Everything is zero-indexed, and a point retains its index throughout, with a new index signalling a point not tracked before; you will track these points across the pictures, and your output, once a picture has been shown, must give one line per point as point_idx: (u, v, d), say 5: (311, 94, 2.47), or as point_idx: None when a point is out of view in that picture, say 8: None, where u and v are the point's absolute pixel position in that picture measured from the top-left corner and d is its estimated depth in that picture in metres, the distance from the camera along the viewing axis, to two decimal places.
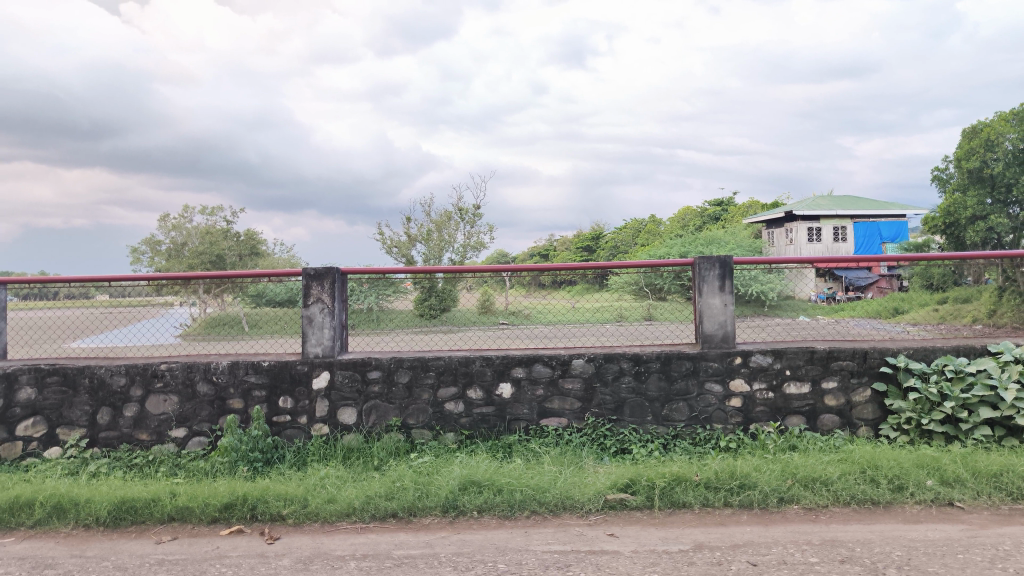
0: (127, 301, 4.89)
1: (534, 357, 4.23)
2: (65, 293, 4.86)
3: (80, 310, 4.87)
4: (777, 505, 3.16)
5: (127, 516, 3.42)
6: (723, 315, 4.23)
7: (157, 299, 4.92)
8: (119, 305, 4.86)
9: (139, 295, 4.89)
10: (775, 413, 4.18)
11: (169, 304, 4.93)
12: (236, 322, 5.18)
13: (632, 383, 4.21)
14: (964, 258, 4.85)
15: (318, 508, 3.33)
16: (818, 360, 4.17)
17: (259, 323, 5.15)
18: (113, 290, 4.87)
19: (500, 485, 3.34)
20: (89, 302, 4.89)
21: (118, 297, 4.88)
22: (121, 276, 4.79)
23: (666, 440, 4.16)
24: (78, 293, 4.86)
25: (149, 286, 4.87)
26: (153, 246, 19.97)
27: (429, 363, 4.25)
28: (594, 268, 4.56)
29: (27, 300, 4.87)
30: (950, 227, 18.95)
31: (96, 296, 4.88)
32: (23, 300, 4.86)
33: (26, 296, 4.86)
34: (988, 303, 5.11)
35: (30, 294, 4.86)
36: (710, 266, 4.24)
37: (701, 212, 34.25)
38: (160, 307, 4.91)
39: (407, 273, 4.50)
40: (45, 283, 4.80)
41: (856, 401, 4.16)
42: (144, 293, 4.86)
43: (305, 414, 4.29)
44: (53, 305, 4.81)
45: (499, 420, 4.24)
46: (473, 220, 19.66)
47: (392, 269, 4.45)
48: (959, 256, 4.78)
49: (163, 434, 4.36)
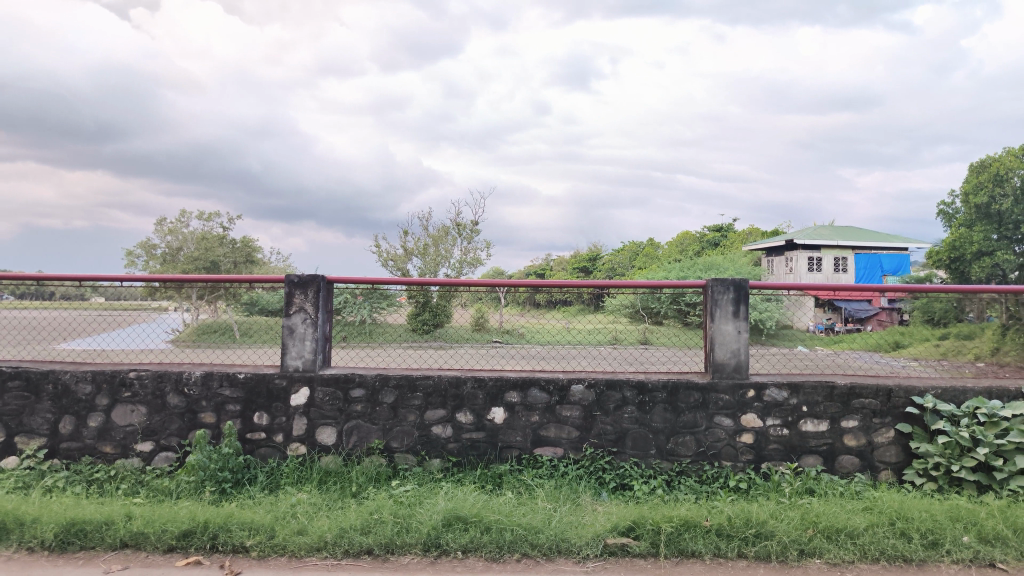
0: (121, 305, 4.57)
1: (531, 380, 3.91)
2: (59, 294, 4.56)
3: (72, 313, 4.54)
4: (797, 558, 2.83)
5: (75, 539, 3.01)
6: (736, 344, 3.91)
7: (151, 304, 4.69)
8: (112, 309, 4.55)
9: (136, 298, 4.59)
10: (789, 452, 3.86)
11: (162, 308, 4.89)
12: (226, 329, 5.42)
13: (635, 414, 3.89)
14: (972, 293, 4.52)
15: (286, 540, 2.95)
16: (837, 397, 3.87)
17: (249, 331, 5.20)
18: (107, 292, 4.51)
19: (488, 523, 3.00)
20: (84, 304, 4.55)
21: (113, 300, 4.54)
22: (115, 276, 4.46)
23: (670, 476, 3.83)
24: (73, 294, 4.52)
25: (143, 289, 4.56)
26: (149, 249, 19.69)
27: (417, 383, 3.93)
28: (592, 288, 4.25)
29: (23, 300, 4.63)
30: (954, 262, 18.78)
31: (91, 298, 4.53)
32: (20, 299, 4.62)
33: (22, 295, 4.62)
34: (991, 340, 4.89)
35: (26, 294, 4.61)
36: (723, 290, 3.94)
37: (699, 238, 34.12)
38: (152, 311, 4.77)
39: (403, 284, 4.19)
40: (40, 282, 4.51)
41: (878, 442, 3.86)
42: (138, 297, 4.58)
43: (281, 432, 3.95)
44: (49, 306, 4.56)
45: (490, 447, 3.91)
46: (471, 237, 19.41)
47: (386, 279, 4.14)
48: (964, 291, 4.47)
49: (129, 447, 4.01)
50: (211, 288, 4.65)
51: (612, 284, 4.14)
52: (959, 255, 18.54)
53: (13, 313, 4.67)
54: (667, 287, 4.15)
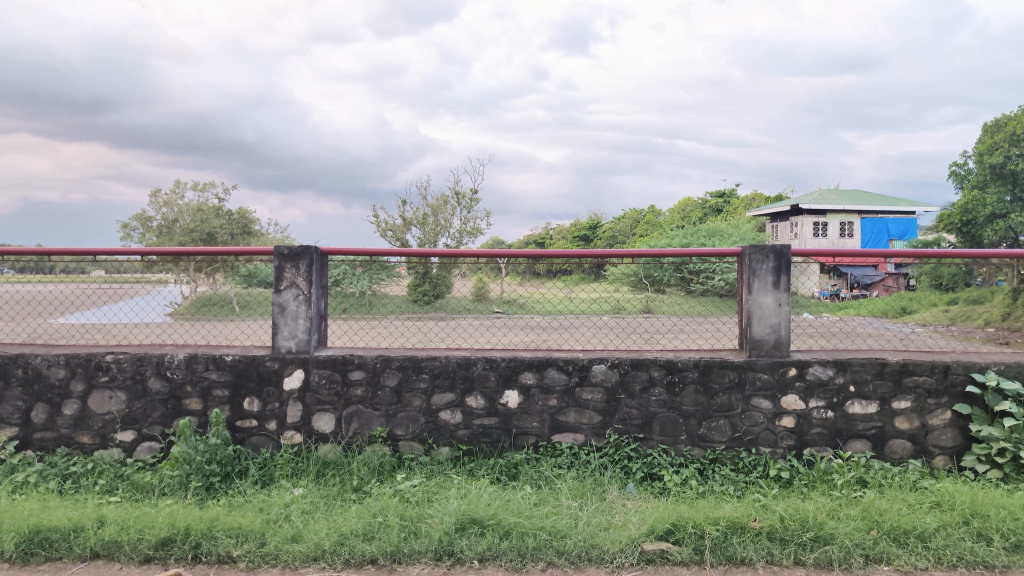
0: (121, 278, 4.25)
1: (548, 361, 3.52)
2: (59, 266, 4.22)
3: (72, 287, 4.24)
4: (863, 565, 2.47)
5: (39, 551, 2.62)
6: (775, 318, 3.52)
7: (150, 277, 4.33)
8: (112, 282, 4.22)
9: (132, 272, 4.24)
10: (834, 436, 3.50)
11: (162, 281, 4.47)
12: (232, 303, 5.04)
13: (664, 396, 3.51)
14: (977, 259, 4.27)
15: (278, 549, 2.58)
16: (889, 375, 3.49)
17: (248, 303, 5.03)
18: (107, 265, 4.18)
19: (507, 526, 2.65)
20: (85, 277, 4.23)
21: (113, 273, 4.22)
22: (114, 249, 4.09)
23: (703, 464, 3.47)
24: (73, 267, 4.21)
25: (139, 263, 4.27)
26: (144, 221, 19.21)
27: (423, 365, 3.55)
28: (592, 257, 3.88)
29: (24, 274, 4.28)
30: (966, 224, 18.35)
31: (91, 272, 4.21)
32: (19, 274, 4.28)
33: (22, 269, 4.27)
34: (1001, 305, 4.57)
35: (26, 267, 4.27)
36: (762, 259, 3.54)
37: (702, 203, 33.58)
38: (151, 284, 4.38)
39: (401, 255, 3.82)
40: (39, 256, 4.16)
41: (932, 425, 3.50)
42: (135, 271, 4.24)
43: (274, 420, 3.58)
44: (50, 280, 4.22)
45: (503, 434, 3.54)
46: (471, 205, 18.95)
47: (385, 250, 3.75)
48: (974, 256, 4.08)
49: (108, 437, 3.60)
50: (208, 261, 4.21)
51: (612, 253, 3.78)
52: (971, 218, 18.10)
53: (17, 287, 4.36)
54: (670, 256, 3.79)
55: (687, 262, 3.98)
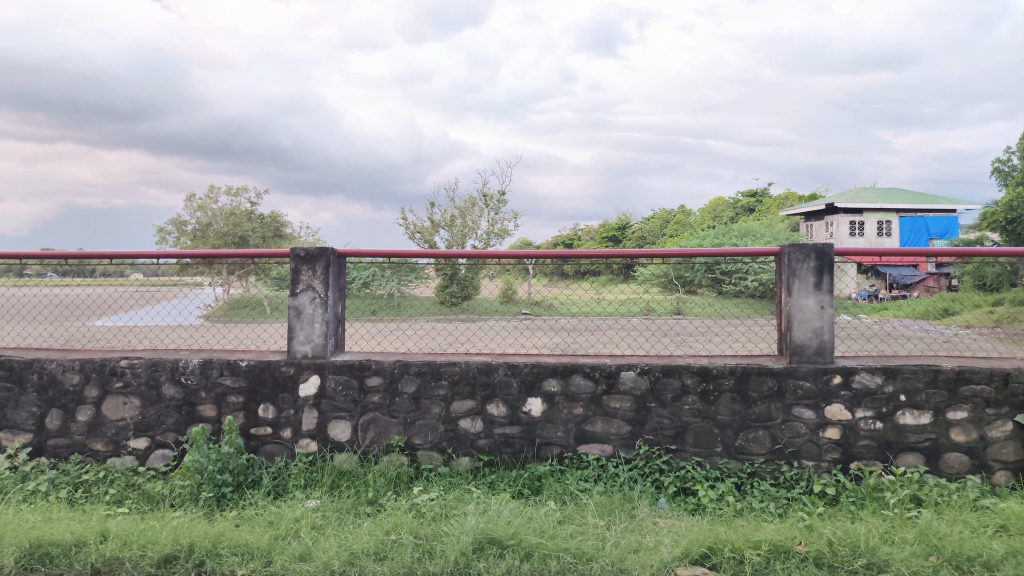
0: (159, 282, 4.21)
1: (573, 367, 3.32)
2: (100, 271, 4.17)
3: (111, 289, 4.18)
4: None
5: (40, 566, 2.46)
6: (819, 321, 3.28)
7: (186, 280, 4.24)
8: (150, 286, 4.19)
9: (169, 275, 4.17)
10: (884, 448, 3.25)
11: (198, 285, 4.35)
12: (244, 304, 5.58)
13: (698, 405, 3.29)
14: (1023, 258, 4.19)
15: (285, 568, 2.41)
16: (943, 383, 3.23)
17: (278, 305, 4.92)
18: (145, 268, 4.17)
19: (528, 547, 2.46)
20: (123, 280, 4.20)
21: (151, 277, 4.18)
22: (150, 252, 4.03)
23: (741, 478, 3.24)
24: (112, 271, 4.17)
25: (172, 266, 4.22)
26: (179, 225, 19.43)
27: (442, 370, 3.37)
28: (622, 257, 3.77)
29: (66, 277, 4.24)
30: (1010, 224, 17.64)
31: (130, 275, 4.19)
32: (61, 277, 4.25)
33: (65, 272, 4.24)
34: None
35: (69, 271, 4.23)
36: (803, 258, 3.30)
37: (734, 203, 33.00)
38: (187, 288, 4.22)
39: (429, 257, 3.60)
40: (80, 258, 4.14)
41: (991, 437, 3.23)
42: (169, 274, 4.16)
43: (289, 427, 3.40)
44: (88, 283, 4.16)
45: (526, 444, 3.35)
46: (499, 207, 18.81)
47: (411, 253, 3.53)
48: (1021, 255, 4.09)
49: (121, 445, 3.45)
50: (240, 265, 4.17)
51: (642, 252, 3.66)
52: (1016, 216, 17.40)
53: (59, 291, 4.31)
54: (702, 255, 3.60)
55: (718, 261, 3.77)
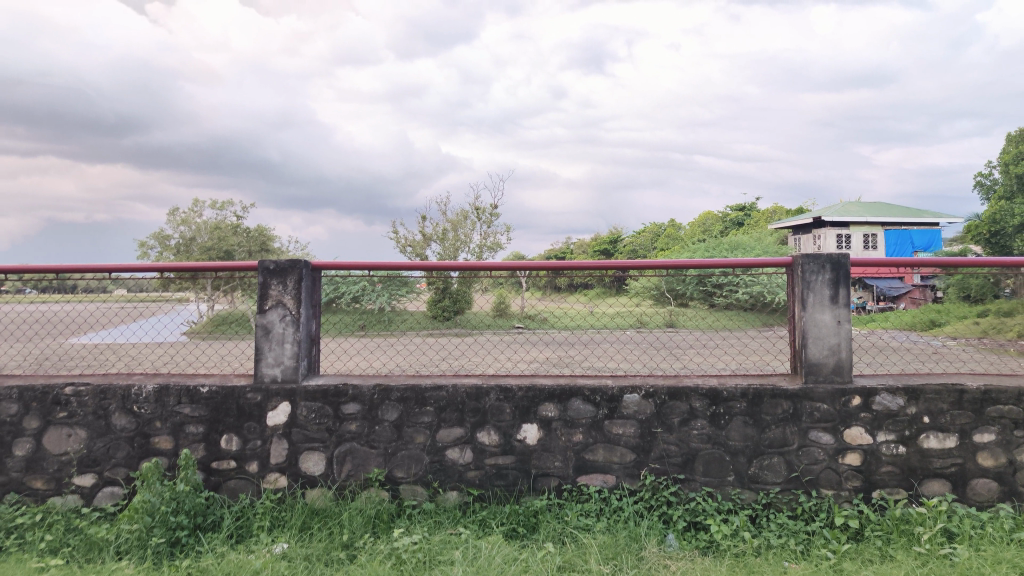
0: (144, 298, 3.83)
1: (572, 390, 3.04)
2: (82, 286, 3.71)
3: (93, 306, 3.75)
4: None
5: None
6: (835, 338, 3.02)
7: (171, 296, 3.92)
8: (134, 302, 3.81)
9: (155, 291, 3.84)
10: (908, 476, 2.98)
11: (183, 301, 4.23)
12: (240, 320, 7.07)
13: (707, 430, 3.01)
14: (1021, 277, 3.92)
15: None
16: (969, 404, 2.97)
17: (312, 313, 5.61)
18: (129, 284, 3.74)
19: None
20: (106, 296, 3.76)
21: (136, 292, 3.78)
22: (126, 266, 3.61)
23: (755, 511, 2.96)
24: (95, 287, 3.72)
25: (156, 282, 3.89)
26: (163, 240, 19.03)
27: (427, 396, 3.07)
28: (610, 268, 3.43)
29: (46, 293, 3.76)
30: (994, 237, 17.59)
31: (113, 290, 3.75)
32: (41, 293, 3.77)
33: (44, 288, 3.75)
34: None
35: (49, 287, 3.74)
36: (817, 269, 3.04)
37: (723, 217, 33.08)
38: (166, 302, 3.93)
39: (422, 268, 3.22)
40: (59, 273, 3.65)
41: (1022, 462, 2.97)
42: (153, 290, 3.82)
43: (256, 460, 3.08)
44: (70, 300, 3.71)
45: (521, 475, 3.06)
46: (491, 220, 18.56)
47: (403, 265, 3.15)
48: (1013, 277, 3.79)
49: (65, 482, 3.12)
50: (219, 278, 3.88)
51: (631, 264, 3.27)
52: (1000, 229, 17.35)
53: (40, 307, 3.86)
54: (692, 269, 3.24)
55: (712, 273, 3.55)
